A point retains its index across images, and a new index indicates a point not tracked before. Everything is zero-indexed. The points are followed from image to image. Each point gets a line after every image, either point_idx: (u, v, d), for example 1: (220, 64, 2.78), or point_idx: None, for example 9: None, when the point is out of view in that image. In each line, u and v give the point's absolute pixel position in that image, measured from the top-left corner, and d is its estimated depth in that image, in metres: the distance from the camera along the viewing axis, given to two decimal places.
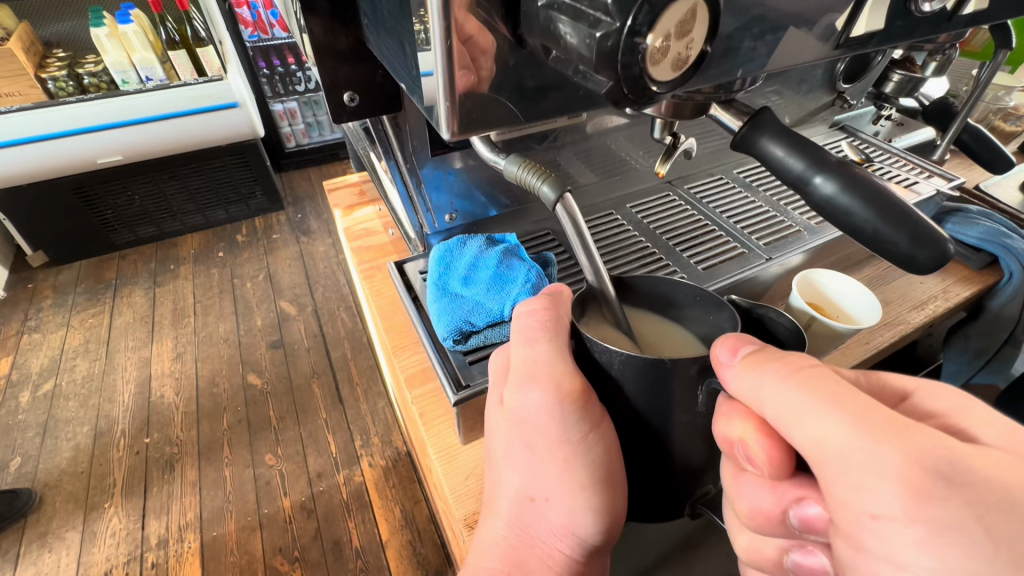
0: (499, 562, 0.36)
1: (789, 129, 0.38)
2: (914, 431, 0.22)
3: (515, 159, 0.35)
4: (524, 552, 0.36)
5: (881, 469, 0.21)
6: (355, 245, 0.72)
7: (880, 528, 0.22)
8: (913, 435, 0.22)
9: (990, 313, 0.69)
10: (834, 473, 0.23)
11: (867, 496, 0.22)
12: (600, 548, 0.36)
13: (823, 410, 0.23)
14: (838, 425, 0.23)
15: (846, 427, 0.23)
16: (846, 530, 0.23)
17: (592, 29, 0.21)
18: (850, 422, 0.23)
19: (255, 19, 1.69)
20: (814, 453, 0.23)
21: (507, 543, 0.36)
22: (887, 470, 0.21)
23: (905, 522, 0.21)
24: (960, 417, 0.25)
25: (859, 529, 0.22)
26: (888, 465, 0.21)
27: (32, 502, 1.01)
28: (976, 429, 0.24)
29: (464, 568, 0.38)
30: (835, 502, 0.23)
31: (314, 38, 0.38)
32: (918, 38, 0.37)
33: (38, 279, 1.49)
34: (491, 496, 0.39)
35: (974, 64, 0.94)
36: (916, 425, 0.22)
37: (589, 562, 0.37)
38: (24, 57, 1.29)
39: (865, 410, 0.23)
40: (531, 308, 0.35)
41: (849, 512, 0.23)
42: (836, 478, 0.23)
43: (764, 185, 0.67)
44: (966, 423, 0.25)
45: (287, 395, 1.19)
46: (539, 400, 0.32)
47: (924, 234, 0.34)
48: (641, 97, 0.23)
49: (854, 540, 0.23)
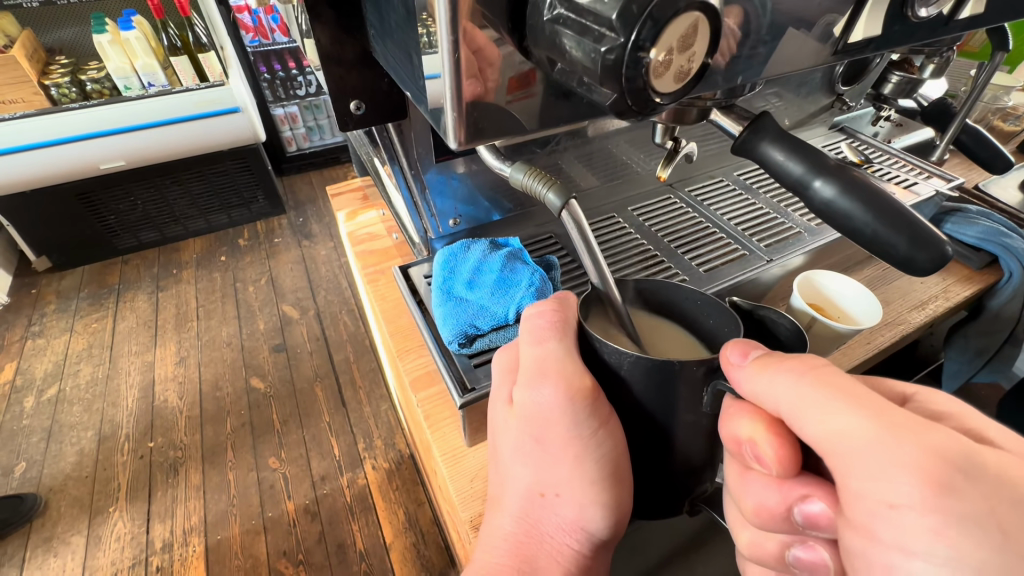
0: (507, 557, 0.36)
1: (789, 134, 0.39)
2: (929, 427, 0.23)
3: (522, 166, 0.35)
4: (532, 548, 0.36)
5: (900, 459, 0.22)
6: (359, 249, 0.73)
7: (897, 517, 0.22)
8: (929, 430, 0.23)
9: (990, 312, 0.69)
10: (851, 465, 0.23)
11: (884, 486, 0.22)
12: (606, 542, 0.37)
13: (840, 405, 0.24)
14: (855, 419, 0.23)
15: (863, 420, 0.23)
16: (859, 522, 0.23)
17: (597, 44, 0.22)
18: (866, 416, 0.23)
19: (256, 24, 1.70)
20: (830, 447, 0.24)
21: (516, 538, 0.37)
22: (905, 460, 0.22)
23: (922, 512, 0.22)
24: (959, 416, 0.26)
25: (874, 519, 0.23)
26: (906, 455, 0.22)
27: (37, 507, 1.02)
28: (977, 429, 0.25)
29: (472, 564, 0.38)
30: (850, 494, 0.24)
31: (321, 47, 0.39)
32: (916, 43, 0.37)
33: (41, 284, 1.50)
34: (498, 493, 0.39)
35: (972, 64, 0.95)
36: (930, 422, 0.23)
37: (596, 557, 0.37)
38: (27, 64, 1.30)
39: (881, 407, 0.24)
40: (539, 309, 0.36)
41: (865, 503, 0.23)
42: (851, 471, 0.23)
43: (764, 187, 0.67)
44: (964, 422, 0.26)
45: (290, 399, 1.19)
46: (550, 396, 0.32)
47: (922, 237, 0.35)
48: (645, 108, 0.24)
49: (867, 531, 0.23)
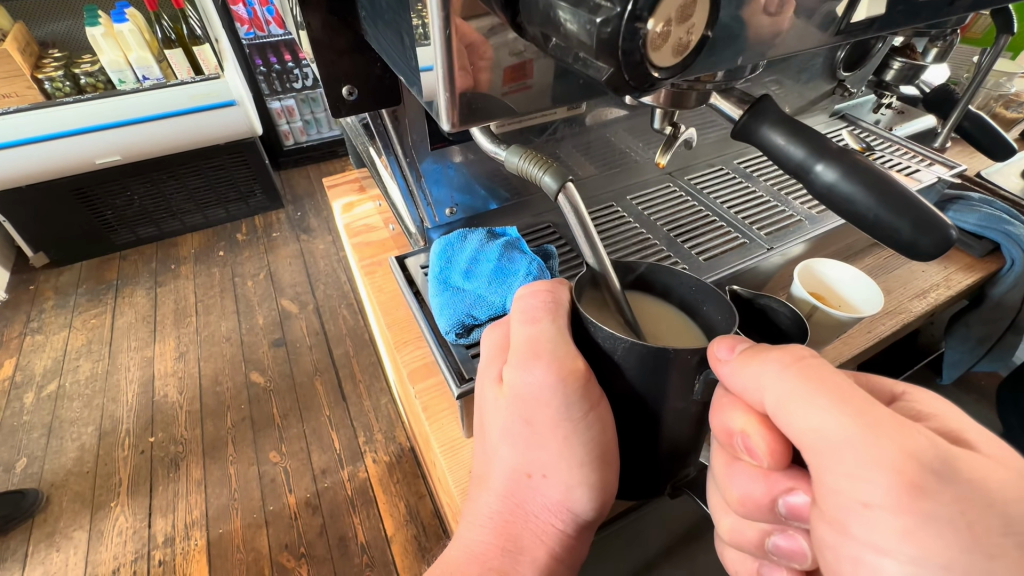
0: (491, 536, 0.37)
1: (790, 117, 0.38)
2: (910, 427, 0.22)
3: (516, 149, 0.35)
4: (517, 526, 0.36)
5: (876, 458, 0.22)
6: (356, 241, 0.72)
7: (870, 517, 0.22)
8: (908, 431, 0.22)
9: (992, 301, 0.68)
10: (830, 462, 0.23)
11: (859, 486, 0.22)
12: (592, 523, 0.37)
13: (823, 403, 0.23)
14: (835, 417, 0.23)
15: (844, 419, 0.23)
16: (832, 515, 0.23)
17: (592, 15, 0.21)
18: (848, 414, 0.23)
19: (251, 15, 1.68)
20: (811, 443, 0.24)
21: (501, 516, 0.37)
22: (881, 460, 0.22)
23: (894, 512, 0.21)
24: (941, 417, 0.25)
25: (847, 515, 0.23)
26: (883, 454, 0.22)
27: (39, 502, 1.02)
28: (955, 430, 0.24)
29: (456, 544, 0.38)
30: (826, 490, 0.23)
31: (312, 32, 0.38)
32: (920, 23, 0.36)
33: (39, 280, 1.50)
34: (482, 473, 0.39)
35: (974, 51, 0.94)
36: (912, 423, 0.23)
37: (581, 537, 0.37)
38: (20, 57, 1.28)
39: (864, 405, 0.23)
40: (533, 290, 0.35)
41: (839, 499, 0.23)
42: (829, 468, 0.23)
43: (764, 175, 0.66)
44: (945, 423, 0.25)
45: (290, 393, 1.19)
46: (541, 377, 0.32)
47: (926, 220, 0.34)
48: (643, 83, 0.23)
49: (839, 525, 0.23)
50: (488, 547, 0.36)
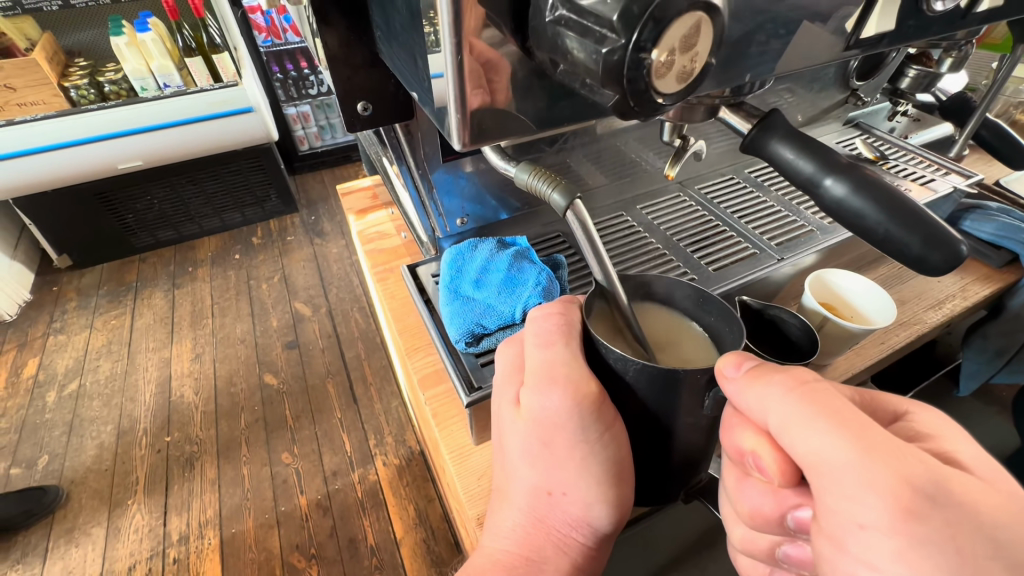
0: (515, 549, 0.37)
1: (801, 132, 0.38)
2: (905, 452, 0.22)
3: (526, 167, 0.35)
4: (540, 539, 0.37)
5: (872, 481, 0.22)
6: (369, 248, 0.73)
7: (865, 538, 0.22)
8: (902, 456, 0.22)
9: (1010, 313, 0.67)
10: (829, 483, 0.23)
11: (854, 507, 0.22)
12: (610, 535, 0.37)
13: (824, 428, 0.23)
14: (835, 440, 0.23)
15: (845, 443, 0.23)
16: (830, 532, 0.23)
17: (599, 45, 0.22)
18: (848, 439, 0.23)
19: (268, 24, 1.71)
20: (812, 464, 0.24)
21: (523, 530, 0.37)
22: (876, 484, 0.22)
23: (888, 534, 0.22)
24: (937, 439, 0.25)
25: (844, 534, 0.23)
26: (878, 479, 0.22)
27: (59, 499, 1.04)
28: (949, 452, 0.24)
29: (479, 556, 0.38)
30: (825, 509, 0.23)
31: (329, 49, 0.39)
32: (931, 37, 0.37)
33: (63, 282, 1.53)
34: (503, 486, 0.39)
35: (992, 57, 0.92)
36: (909, 448, 0.23)
37: (600, 548, 0.38)
38: (47, 67, 1.32)
39: (863, 428, 0.23)
40: (545, 312, 0.36)
41: (836, 518, 0.23)
42: (827, 489, 0.23)
43: (775, 185, 0.66)
44: (940, 445, 0.25)
45: (303, 395, 1.21)
46: (557, 402, 0.32)
47: (936, 236, 0.34)
48: (647, 109, 0.24)
49: (836, 542, 0.23)
50: (510, 560, 0.37)
